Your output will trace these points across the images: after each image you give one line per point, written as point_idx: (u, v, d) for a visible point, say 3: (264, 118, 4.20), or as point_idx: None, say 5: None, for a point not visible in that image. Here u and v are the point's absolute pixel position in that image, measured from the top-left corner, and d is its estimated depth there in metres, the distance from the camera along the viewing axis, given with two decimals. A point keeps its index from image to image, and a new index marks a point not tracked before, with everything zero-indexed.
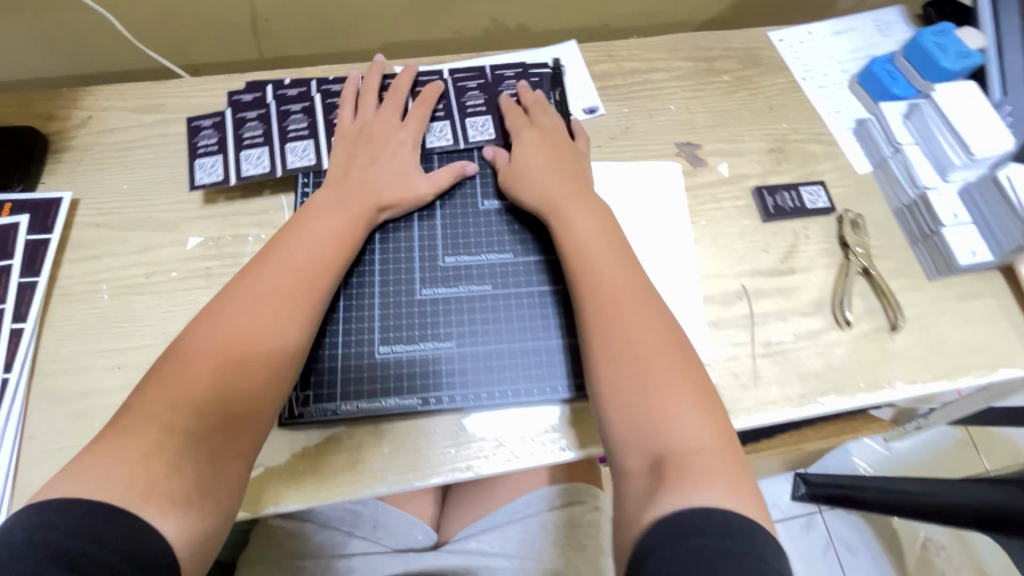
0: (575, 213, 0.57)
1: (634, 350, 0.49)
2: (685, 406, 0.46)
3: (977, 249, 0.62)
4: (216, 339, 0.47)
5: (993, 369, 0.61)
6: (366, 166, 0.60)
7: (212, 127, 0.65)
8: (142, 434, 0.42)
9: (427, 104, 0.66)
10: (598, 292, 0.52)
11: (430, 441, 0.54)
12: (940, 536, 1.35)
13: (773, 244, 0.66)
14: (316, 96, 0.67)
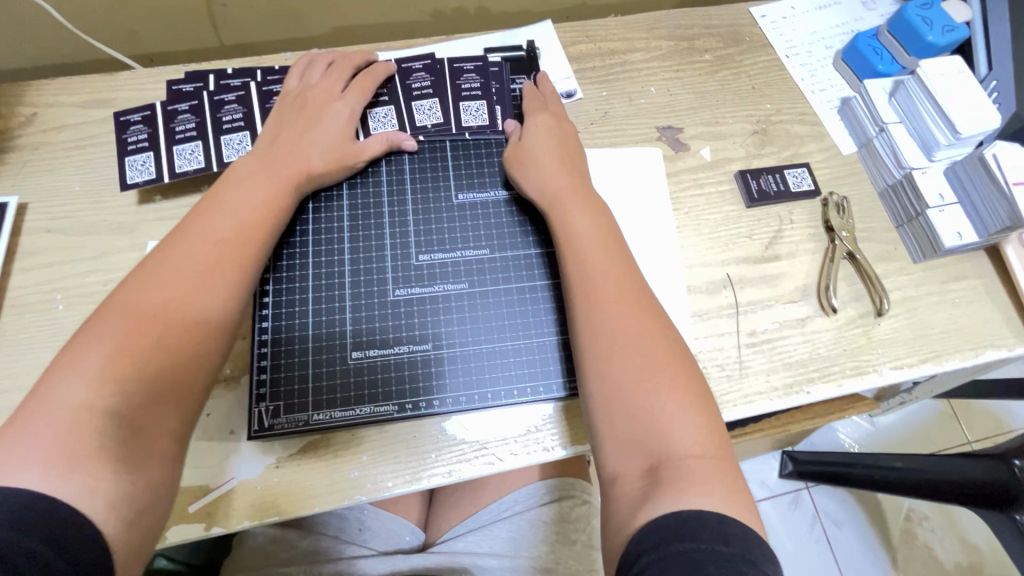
0: (577, 209, 0.55)
1: (626, 351, 0.47)
2: (673, 408, 0.44)
3: (964, 231, 0.61)
4: (140, 312, 0.43)
5: (978, 352, 0.61)
6: (298, 135, 0.57)
7: (143, 122, 0.61)
8: (56, 413, 0.38)
9: (371, 79, 0.63)
10: (594, 288, 0.50)
11: (410, 447, 0.52)
12: (923, 507, 1.38)
13: (758, 229, 0.65)
14: (251, 84, 0.63)
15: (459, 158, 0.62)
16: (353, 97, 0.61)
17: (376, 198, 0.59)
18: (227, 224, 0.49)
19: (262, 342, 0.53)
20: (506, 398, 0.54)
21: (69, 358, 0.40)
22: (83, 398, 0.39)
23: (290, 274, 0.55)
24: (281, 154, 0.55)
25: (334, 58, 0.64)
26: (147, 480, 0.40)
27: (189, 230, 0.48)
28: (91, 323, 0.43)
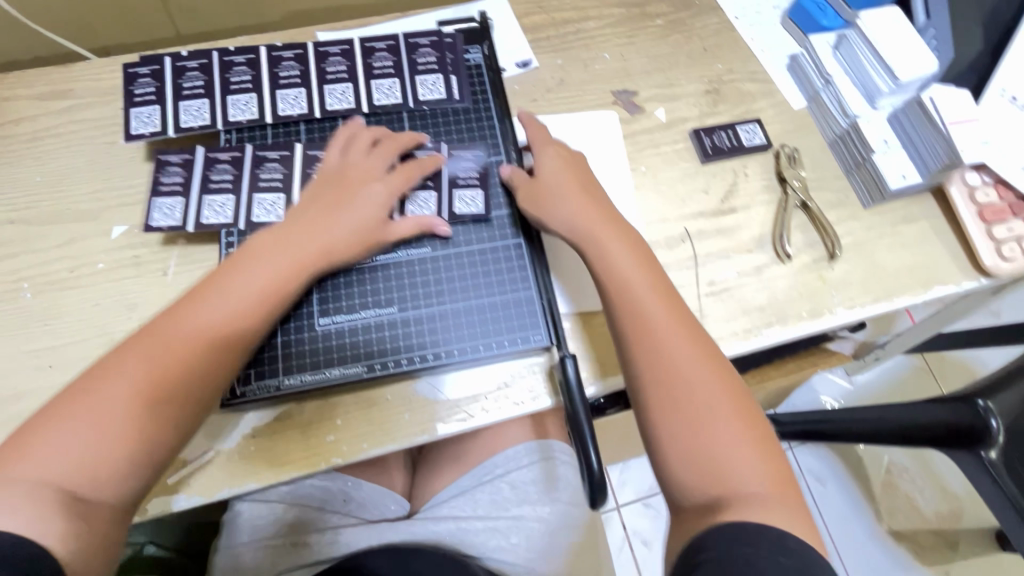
0: (613, 245, 0.54)
1: (692, 403, 0.47)
2: (735, 444, 0.46)
3: (907, 173, 0.64)
4: (123, 400, 0.44)
5: (927, 288, 0.63)
6: (325, 211, 0.54)
7: (181, 164, 0.58)
8: (63, 447, 0.42)
9: (405, 147, 0.59)
10: (654, 354, 0.49)
11: (383, 409, 0.54)
12: (902, 459, 1.42)
13: (714, 184, 0.67)
14: (296, 144, 0.59)
15: (417, 125, 0.63)
16: (393, 182, 0.56)
17: None
18: (222, 310, 0.48)
19: None
20: (474, 353, 0.54)
21: (51, 423, 0.42)
22: (52, 476, 0.41)
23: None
24: (295, 232, 0.52)
25: (378, 134, 0.59)
26: (103, 551, 0.42)
27: (188, 308, 0.48)
28: (79, 390, 0.44)
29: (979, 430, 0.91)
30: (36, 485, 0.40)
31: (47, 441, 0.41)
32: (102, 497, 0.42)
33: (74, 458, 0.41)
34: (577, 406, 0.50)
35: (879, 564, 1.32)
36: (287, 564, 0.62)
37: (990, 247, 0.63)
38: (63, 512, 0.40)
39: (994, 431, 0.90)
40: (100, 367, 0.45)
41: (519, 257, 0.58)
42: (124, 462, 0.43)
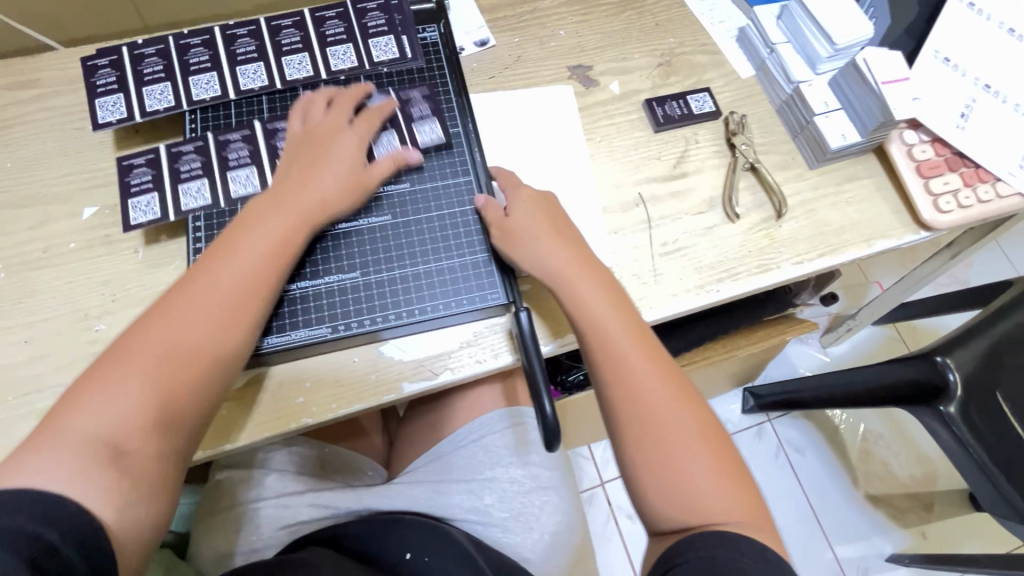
0: (585, 289, 0.55)
1: (661, 433, 0.51)
2: (705, 472, 0.50)
3: (848, 133, 0.67)
4: (152, 365, 0.45)
5: (870, 243, 0.66)
6: (307, 169, 0.56)
7: (148, 164, 0.60)
8: (99, 431, 0.43)
9: (376, 117, 0.61)
10: (626, 389, 0.52)
11: (350, 371, 0.56)
12: (878, 427, 1.46)
13: (666, 151, 0.69)
14: (255, 121, 0.61)
15: None
16: (361, 127, 0.59)
17: None
18: (238, 276, 0.50)
19: None
20: (434, 313, 0.57)
21: (80, 399, 0.44)
22: (91, 439, 0.42)
23: (220, 225, 0.58)
24: (291, 191, 0.54)
25: (331, 94, 0.61)
26: (147, 510, 0.43)
27: (199, 277, 0.50)
28: (103, 362, 0.45)
29: (940, 386, 0.94)
30: (77, 446, 0.41)
31: (80, 410, 0.43)
32: (143, 453, 0.44)
33: (112, 420, 0.43)
34: (533, 359, 0.52)
35: (857, 529, 1.36)
36: (271, 530, 0.62)
37: (929, 202, 0.66)
38: (105, 467, 0.41)
39: (953, 386, 0.94)
40: (117, 345, 0.46)
41: (475, 222, 0.60)
42: (161, 420, 0.45)
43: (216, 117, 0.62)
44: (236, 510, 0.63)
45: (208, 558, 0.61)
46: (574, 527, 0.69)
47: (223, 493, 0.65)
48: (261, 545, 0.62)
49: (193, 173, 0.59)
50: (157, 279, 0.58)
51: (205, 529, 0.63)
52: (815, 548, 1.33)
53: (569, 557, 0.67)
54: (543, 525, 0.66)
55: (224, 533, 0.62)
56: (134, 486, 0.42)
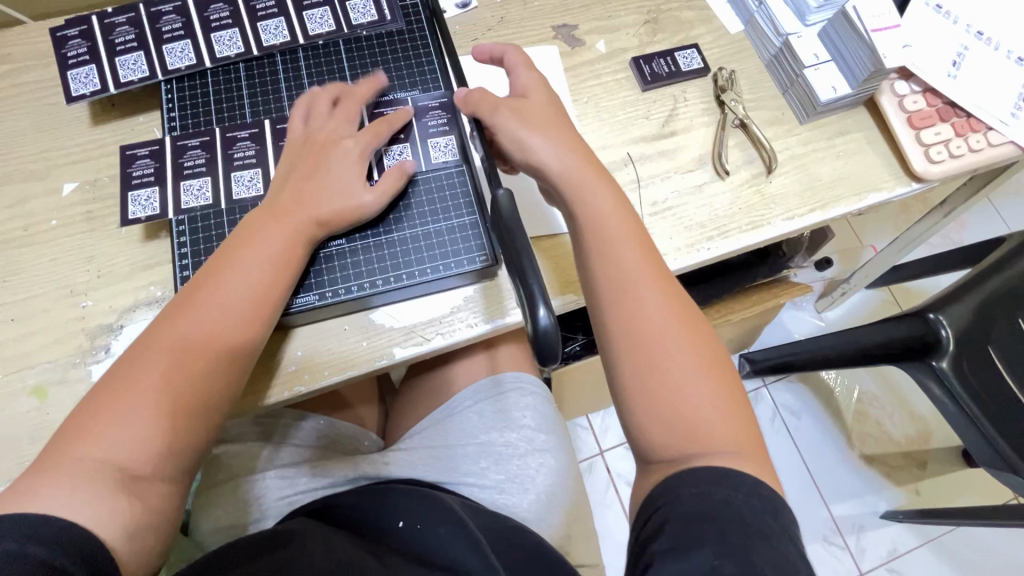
0: (592, 196, 0.52)
1: (660, 349, 0.49)
2: (699, 390, 0.48)
3: (837, 85, 0.65)
4: (156, 393, 0.46)
5: (861, 196, 0.66)
6: (306, 181, 0.54)
7: (150, 156, 0.58)
8: (104, 452, 0.44)
9: (387, 124, 0.58)
10: (625, 298, 0.50)
11: (341, 339, 0.56)
12: (872, 387, 1.47)
13: (654, 110, 0.68)
14: (265, 120, 0.60)
15: (356, 68, 0.63)
16: (364, 137, 0.57)
17: (276, 97, 0.61)
18: (239, 302, 0.50)
19: (183, 266, 0.55)
20: (422, 276, 0.57)
21: (88, 421, 0.44)
22: (99, 464, 0.43)
23: (207, 222, 0.56)
24: (287, 206, 0.53)
25: (338, 95, 0.59)
26: (156, 533, 0.45)
27: (199, 300, 0.49)
28: (107, 387, 0.46)
29: (931, 342, 0.96)
30: (85, 471, 0.42)
31: (88, 434, 0.44)
32: (151, 477, 0.45)
33: (119, 445, 0.44)
34: (520, 247, 0.41)
35: (852, 488, 1.38)
36: (269, 499, 0.63)
37: (920, 153, 0.66)
38: (115, 492, 0.43)
39: (945, 342, 0.95)
40: (121, 366, 0.47)
41: (461, 185, 0.60)
42: (165, 445, 0.45)
43: (192, 86, 0.61)
44: (235, 482, 0.64)
45: (209, 529, 0.62)
46: (569, 487, 0.69)
47: (220, 466, 0.65)
48: (261, 513, 0.62)
49: (182, 157, 0.58)
50: (141, 253, 0.58)
51: (205, 502, 0.63)
52: (810, 508, 1.36)
53: (566, 518, 0.68)
54: (539, 487, 0.66)
55: (225, 504, 0.62)
56: (145, 509, 0.44)
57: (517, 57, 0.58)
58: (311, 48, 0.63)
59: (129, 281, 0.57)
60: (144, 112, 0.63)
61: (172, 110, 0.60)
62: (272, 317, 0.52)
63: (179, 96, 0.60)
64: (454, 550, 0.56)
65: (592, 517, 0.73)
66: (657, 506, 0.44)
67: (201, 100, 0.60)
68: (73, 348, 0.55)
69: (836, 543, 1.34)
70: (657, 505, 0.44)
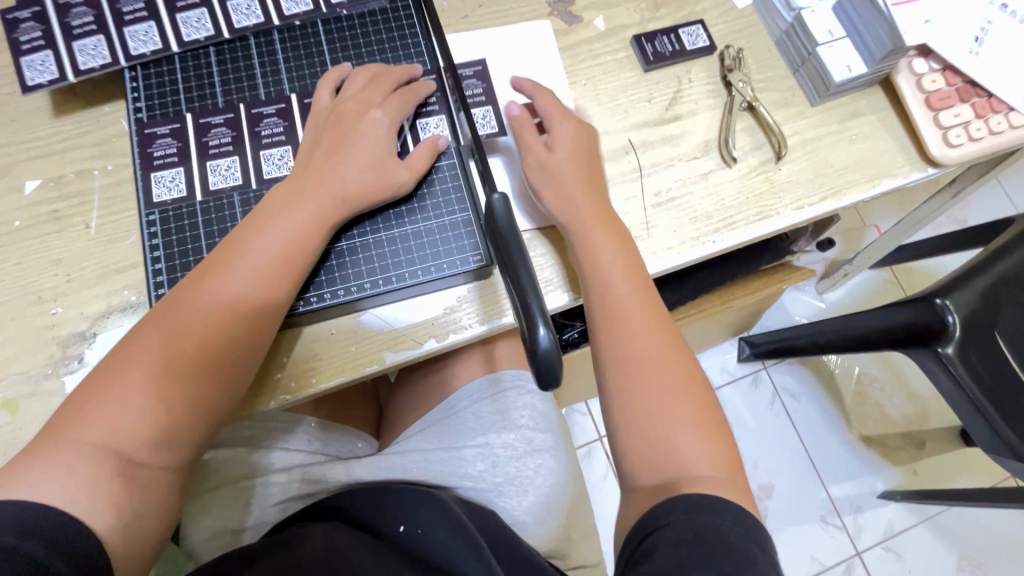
0: (600, 245, 0.53)
1: (653, 395, 0.50)
2: (691, 438, 0.49)
3: (853, 64, 0.61)
4: (157, 382, 0.43)
5: (876, 182, 0.63)
6: (332, 156, 0.50)
7: (171, 134, 0.54)
8: (99, 437, 0.41)
9: (415, 98, 0.55)
10: (628, 347, 0.51)
11: (329, 344, 0.53)
12: (872, 368, 1.46)
13: (657, 93, 0.64)
14: (240, 104, 0.56)
15: (337, 51, 0.58)
16: (392, 109, 0.53)
17: (250, 81, 0.57)
18: (249, 287, 0.46)
19: (155, 260, 0.51)
20: (412, 278, 0.54)
21: (84, 403, 0.42)
22: (96, 450, 0.41)
23: (220, 205, 0.53)
24: (310, 184, 0.49)
25: (374, 72, 0.56)
26: (149, 529, 0.43)
27: (208, 280, 0.46)
28: (107, 368, 0.43)
29: (937, 329, 0.92)
30: (81, 458, 0.40)
31: (84, 418, 0.42)
32: (150, 466, 0.43)
33: (116, 432, 0.42)
34: (514, 256, 0.39)
35: (850, 468, 1.38)
36: (262, 507, 0.61)
37: (937, 135, 0.62)
38: (111, 482, 0.41)
39: (951, 328, 0.91)
40: (122, 347, 0.44)
41: (453, 178, 0.56)
42: (163, 438, 0.43)
43: (159, 73, 0.56)
44: (224, 488, 0.61)
45: (200, 537, 0.60)
46: (568, 488, 0.68)
47: (208, 473, 0.62)
48: (252, 521, 0.61)
49: (212, 139, 0.54)
50: (113, 255, 0.54)
51: (193, 509, 0.61)
52: (807, 489, 1.36)
53: (566, 519, 0.67)
54: (539, 488, 0.65)
55: (216, 512, 0.60)
56: (142, 499, 0.42)
57: (550, 103, 0.58)
58: (287, 29, 0.58)
59: (101, 286, 0.53)
60: (109, 101, 0.58)
61: (138, 99, 0.55)
62: (283, 305, 0.48)
63: (145, 84, 0.56)
64: (450, 551, 0.56)
65: (593, 515, 0.71)
66: (648, 531, 0.44)
67: (169, 87, 0.56)
68: (44, 359, 0.51)
69: (834, 524, 1.34)
70: (649, 531, 0.44)
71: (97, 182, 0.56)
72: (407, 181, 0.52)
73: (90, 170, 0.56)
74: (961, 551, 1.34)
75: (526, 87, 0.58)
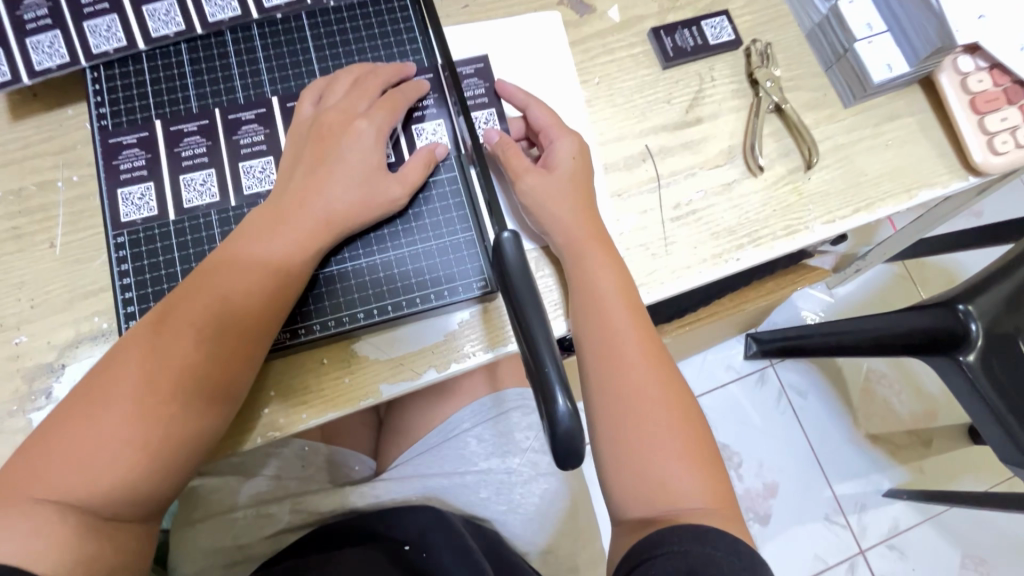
0: (598, 267, 0.49)
1: (649, 431, 0.45)
2: (683, 473, 0.44)
3: (894, 63, 0.56)
4: (134, 425, 0.38)
5: (911, 195, 0.58)
6: (315, 173, 0.46)
7: (139, 144, 0.49)
8: (64, 482, 0.37)
9: (407, 102, 0.49)
10: (628, 380, 0.46)
11: (319, 376, 0.49)
12: (881, 366, 1.19)
13: (677, 93, 0.59)
14: (214, 109, 0.50)
15: (323, 48, 0.53)
16: (381, 117, 0.48)
17: (227, 83, 0.51)
18: (228, 308, 0.42)
19: (124, 287, 0.46)
20: (409, 307, 0.49)
21: (51, 451, 0.38)
22: (65, 504, 0.37)
23: (196, 224, 0.48)
24: (293, 203, 0.45)
25: (359, 74, 0.50)
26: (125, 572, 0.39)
27: (183, 301, 0.42)
28: (76, 408, 0.39)
29: (958, 335, 0.72)
30: (46, 512, 0.36)
31: (51, 468, 0.37)
32: (123, 517, 0.39)
33: (87, 482, 0.37)
34: (531, 319, 0.36)
35: (854, 467, 1.13)
36: (252, 539, 0.58)
37: (982, 142, 0.57)
38: (81, 536, 0.36)
39: (974, 336, 0.71)
40: (89, 387, 0.40)
41: (453, 194, 0.51)
42: (140, 488, 0.39)
43: (124, 74, 0.50)
44: (212, 520, 0.58)
45: (188, 572, 0.57)
46: (574, 513, 0.65)
47: (197, 502, 0.59)
48: (242, 552, 0.57)
49: (187, 151, 0.49)
50: (80, 277, 0.49)
51: (181, 540, 0.58)
52: (811, 489, 1.11)
53: (575, 546, 0.64)
54: (543, 515, 0.63)
55: (204, 544, 0.57)
56: (116, 550, 0.38)
57: (544, 114, 0.52)
58: (268, 23, 0.52)
59: (69, 312, 0.49)
60: (72, 103, 0.53)
61: (102, 103, 0.50)
62: (266, 325, 0.43)
63: (110, 87, 0.50)
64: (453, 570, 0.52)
65: (601, 538, 0.67)
66: (638, 560, 0.40)
67: (136, 90, 0.50)
68: (8, 394, 0.47)
69: (839, 523, 1.10)
70: (639, 560, 0.40)
71: (62, 195, 0.51)
72: (399, 197, 0.47)
73: (54, 180, 0.51)
74: (964, 547, 1.11)
75: (515, 96, 0.53)
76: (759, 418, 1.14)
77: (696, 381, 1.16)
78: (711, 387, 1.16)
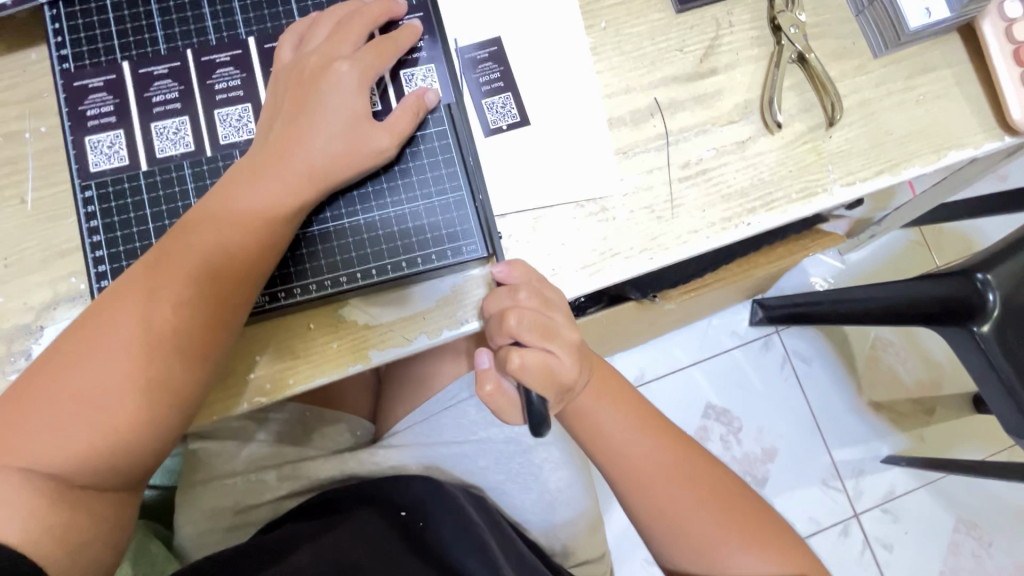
0: (597, 408, 0.50)
1: (677, 515, 0.48)
2: (693, 492, 0.48)
3: (933, 7, 0.51)
4: (114, 388, 0.37)
5: (940, 155, 0.53)
6: (294, 121, 0.42)
7: (107, 89, 0.46)
8: (40, 445, 0.36)
9: (396, 45, 0.45)
10: (653, 491, 0.49)
11: (307, 341, 0.47)
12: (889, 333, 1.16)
13: (690, 41, 0.54)
14: (185, 51, 0.46)
15: None
16: (366, 60, 0.44)
17: (196, 19, 0.47)
18: (206, 269, 0.39)
19: (95, 246, 0.44)
20: (397, 272, 0.46)
21: (23, 413, 0.36)
22: (39, 471, 0.36)
23: (169, 177, 0.45)
24: (269, 155, 0.41)
25: (344, 13, 0.45)
26: (102, 539, 0.38)
27: (160, 261, 0.39)
28: (44, 377, 0.37)
29: (973, 306, 0.68)
30: (17, 479, 0.35)
31: (24, 431, 0.36)
32: (103, 483, 0.38)
33: (55, 450, 0.36)
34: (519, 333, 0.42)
35: (856, 434, 1.12)
36: (252, 503, 0.58)
37: None
38: (50, 503, 0.36)
39: (989, 306, 0.68)
40: (64, 344, 0.38)
41: (443, 149, 0.47)
42: (121, 450, 0.38)
43: (86, 11, 0.46)
44: (210, 484, 0.59)
45: (191, 533, 0.58)
46: (569, 481, 0.64)
47: (197, 465, 0.60)
48: (242, 517, 0.58)
49: (157, 97, 0.46)
50: (53, 235, 0.47)
51: (181, 503, 0.59)
52: (809, 453, 1.11)
53: (569, 516, 0.64)
54: (540, 484, 0.62)
55: (204, 506, 0.58)
56: (92, 518, 0.37)
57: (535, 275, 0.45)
58: None
59: (43, 272, 0.47)
60: (35, 45, 0.49)
61: (62, 43, 0.46)
62: (246, 289, 0.41)
63: (71, 25, 0.46)
64: (452, 545, 0.52)
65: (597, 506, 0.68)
66: None
67: (99, 28, 0.46)
68: None
69: (834, 487, 1.10)
70: None
71: (30, 147, 0.48)
72: (382, 148, 0.44)
73: (21, 132, 0.48)
74: (959, 513, 1.11)
75: None
76: (761, 384, 1.13)
77: (697, 348, 1.13)
78: (713, 353, 1.13)
